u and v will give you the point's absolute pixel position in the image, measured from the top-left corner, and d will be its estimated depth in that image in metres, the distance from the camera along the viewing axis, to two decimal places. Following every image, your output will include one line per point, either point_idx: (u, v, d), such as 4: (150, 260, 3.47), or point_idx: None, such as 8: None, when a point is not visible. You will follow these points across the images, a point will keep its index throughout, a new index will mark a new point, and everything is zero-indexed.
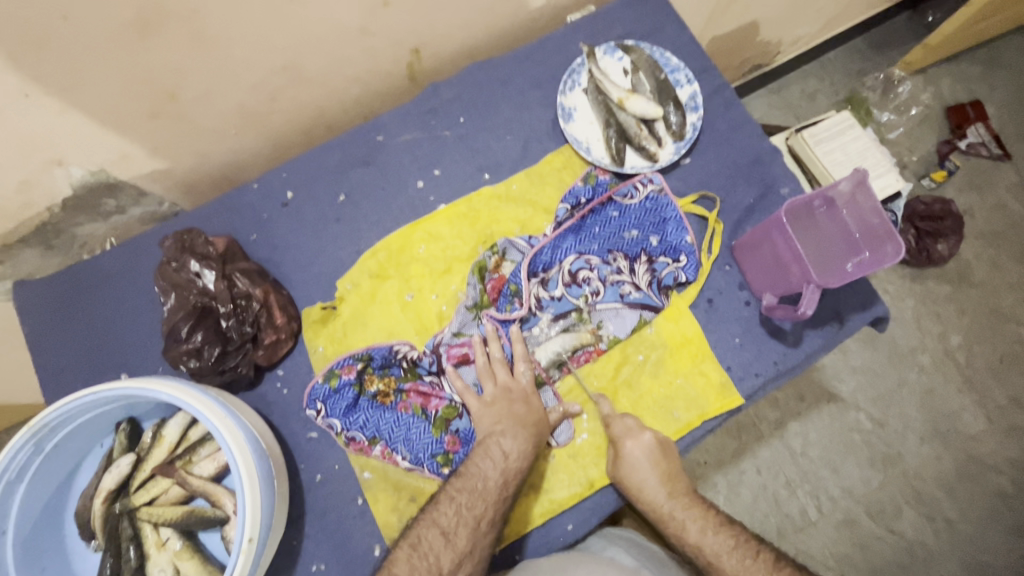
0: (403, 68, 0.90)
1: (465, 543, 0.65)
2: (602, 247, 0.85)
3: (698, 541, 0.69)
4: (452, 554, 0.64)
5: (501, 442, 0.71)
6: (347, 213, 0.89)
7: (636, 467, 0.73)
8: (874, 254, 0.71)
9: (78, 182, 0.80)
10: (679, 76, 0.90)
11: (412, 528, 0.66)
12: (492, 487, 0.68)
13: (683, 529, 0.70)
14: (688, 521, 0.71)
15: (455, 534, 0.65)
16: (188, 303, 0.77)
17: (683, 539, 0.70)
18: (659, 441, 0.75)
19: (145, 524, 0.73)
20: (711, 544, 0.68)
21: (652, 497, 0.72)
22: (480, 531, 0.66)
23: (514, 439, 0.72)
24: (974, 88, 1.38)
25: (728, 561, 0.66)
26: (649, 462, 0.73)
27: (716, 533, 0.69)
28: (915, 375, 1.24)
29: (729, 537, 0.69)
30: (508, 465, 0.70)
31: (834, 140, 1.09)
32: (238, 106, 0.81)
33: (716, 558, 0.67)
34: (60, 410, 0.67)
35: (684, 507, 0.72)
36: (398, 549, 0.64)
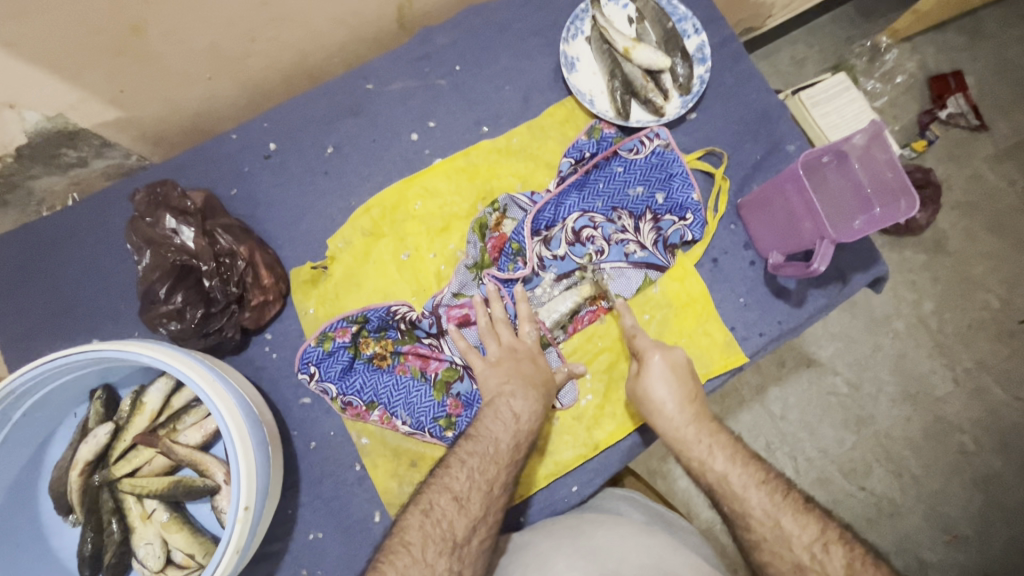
0: (393, 11, 0.83)
1: (479, 508, 0.62)
2: (606, 205, 0.82)
3: (726, 470, 0.64)
4: (466, 520, 0.61)
5: (510, 405, 0.69)
6: (335, 166, 0.83)
7: (658, 380, 0.72)
8: (886, 210, 0.70)
9: (32, 129, 0.72)
10: (686, 26, 0.86)
11: (423, 493, 0.63)
12: (504, 450, 0.66)
13: (708, 457, 0.66)
14: (717, 449, 0.67)
15: (467, 499, 0.62)
16: (166, 262, 0.71)
17: (707, 466, 0.66)
18: (688, 363, 0.74)
19: (128, 496, 0.68)
20: (739, 475, 0.64)
21: (672, 416, 0.70)
22: (493, 495, 0.64)
23: (525, 402, 0.70)
24: (973, 47, 1.34)
25: (755, 495, 0.61)
26: (671, 378, 0.72)
27: (744, 465, 0.65)
28: (889, 340, 1.24)
29: (759, 471, 0.64)
30: (518, 427, 0.68)
31: (830, 102, 1.07)
32: (212, 47, 0.73)
33: (742, 489, 0.62)
34: (28, 376, 0.61)
35: (709, 435, 0.68)
36: (409, 515, 0.61)
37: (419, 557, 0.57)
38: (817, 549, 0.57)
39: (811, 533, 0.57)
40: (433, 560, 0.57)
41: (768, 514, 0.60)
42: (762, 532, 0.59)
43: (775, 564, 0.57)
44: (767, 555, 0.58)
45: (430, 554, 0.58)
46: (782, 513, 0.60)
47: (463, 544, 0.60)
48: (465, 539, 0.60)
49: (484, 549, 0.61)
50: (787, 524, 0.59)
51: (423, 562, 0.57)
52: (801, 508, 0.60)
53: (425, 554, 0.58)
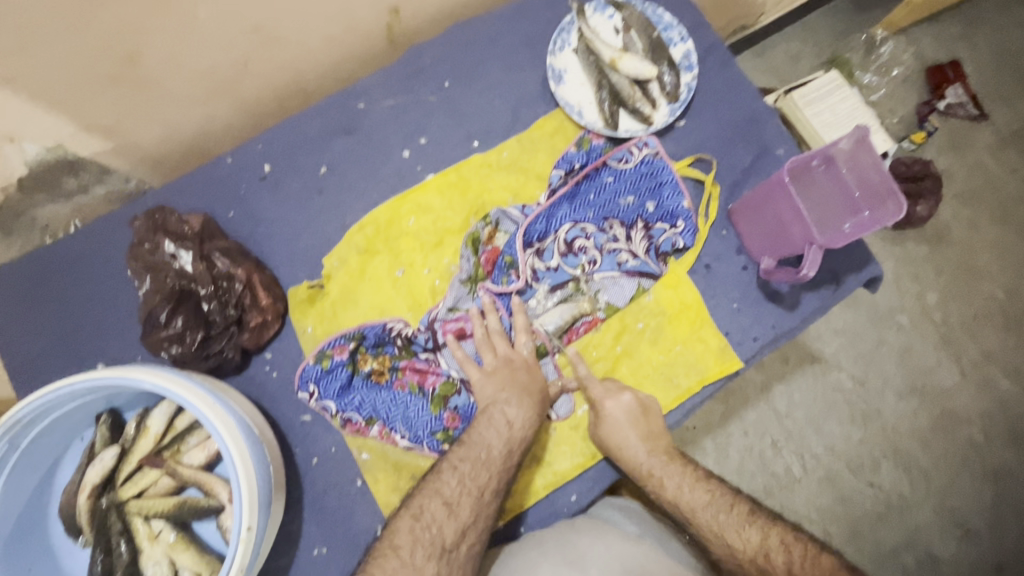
0: (382, 29, 0.85)
1: (469, 513, 0.64)
2: (598, 215, 0.83)
3: (676, 497, 0.69)
4: (456, 525, 0.62)
5: (503, 412, 0.70)
6: (329, 185, 0.84)
7: (615, 428, 0.73)
8: (875, 213, 0.70)
9: (33, 159, 0.73)
10: (672, 34, 0.86)
11: (414, 497, 0.64)
12: (496, 456, 0.67)
13: (660, 485, 0.70)
14: (667, 478, 0.70)
15: (458, 504, 0.64)
16: (165, 287, 0.74)
17: (661, 490, 0.70)
18: (643, 402, 0.75)
19: (136, 517, 0.70)
20: (687, 500, 0.68)
21: (630, 456, 0.72)
22: (484, 500, 0.65)
23: (519, 411, 0.71)
24: (969, 36, 1.33)
25: (703, 515, 0.67)
26: (628, 423, 0.73)
27: (692, 488, 0.69)
28: (893, 334, 1.23)
29: (704, 493, 0.69)
30: (512, 433, 0.70)
31: (823, 101, 1.06)
32: (206, 72, 0.74)
33: (692, 511, 0.68)
34: (34, 404, 0.63)
35: (662, 465, 0.72)
36: (400, 519, 0.63)
37: (407, 560, 0.60)
38: (760, 560, 0.62)
39: (753, 544, 0.63)
40: (421, 564, 0.60)
41: (715, 533, 0.65)
42: (717, 549, 0.65)
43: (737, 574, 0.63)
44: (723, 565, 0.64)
45: (418, 557, 0.60)
46: (728, 528, 0.65)
47: (452, 549, 0.61)
48: (454, 544, 0.62)
49: (474, 555, 0.63)
50: (732, 538, 0.64)
51: (412, 565, 0.59)
52: (745, 520, 0.65)
53: (413, 558, 0.60)
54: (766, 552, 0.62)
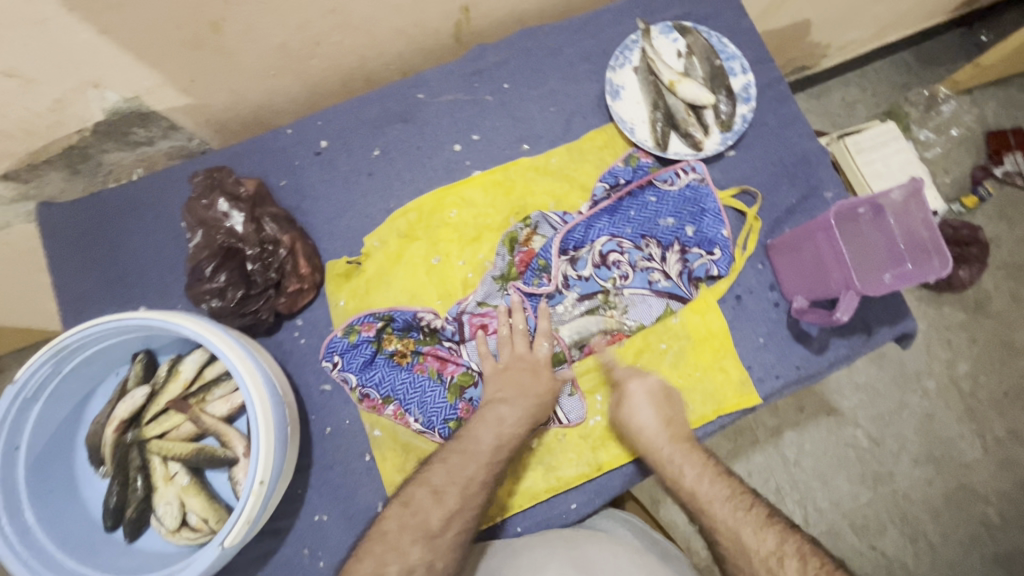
0: (451, 26, 0.88)
1: (456, 502, 0.65)
2: (636, 232, 0.83)
3: (694, 486, 0.68)
4: (441, 513, 0.64)
5: (495, 409, 0.71)
6: (380, 168, 0.87)
7: (639, 406, 0.74)
8: (918, 268, 0.70)
9: (111, 107, 0.78)
10: (733, 65, 0.87)
11: (406, 485, 0.67)
12: (483, 451, 0.68)
13: (680, 473, 0.69)
14: (686, 466, 0.69)
15: (445, 492, 0.65)
16: (215, 243, 0.76)
17: (679, 483, 0.69)
18: (666, 390, 0.76)
19: (155, 457, 0.73)
20: (705, 490, 0.67)
21: (652, 438, 0.72)
22: (472, 493, 0.66)
23: (513, 412, 0.72)
24: None
25: (719, 509, 0.65)
26: (650, 401, 0.75)
27: (711, 481, 0.68)
28: (918, 398, 1.21)
29: (725, 487, 0.67)
30: (503, 429, 0.70)
31: (875, 152, 1.05)
32: (281, 47, 0.78)
33: (708, 503, 0.66)
34: (81, 333, 0.66)
35: (684, 452, 0.71)
36: (390, 506, 0.65)
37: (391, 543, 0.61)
38: (772, 562, 0.59)
39: (768, 546, 0.60)
40: (406, 547, 0.61)
41: (729, 528, 0.63)
42: (724, 546, 0.63)
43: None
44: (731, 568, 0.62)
45: (404, 541, 0.61)
46: (743, 526, 0.63)
47: (438, 535, 0.63)
48: (440, 531, 0.63)
49: (460, 544, 0.63)
50: (747, 536, 0.62)
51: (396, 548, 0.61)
52: (765, 523, 0.62)
53: (398, 541, 0.61)
54: (779, 559, 0.59)
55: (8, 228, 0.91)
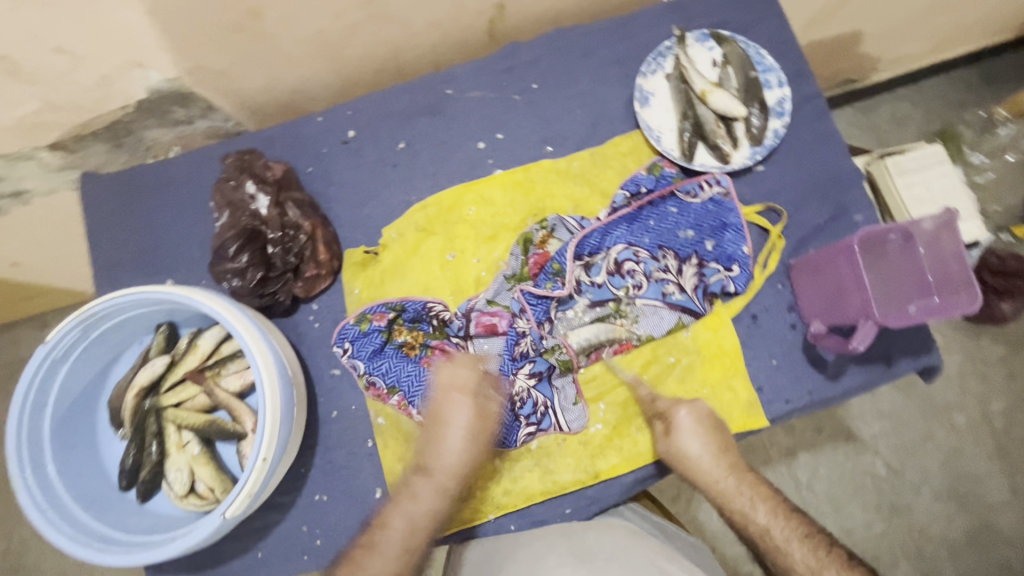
0: (485, 22, 0.88)
1: None
2: (653, 242, 0.82)
3: (767, 524, 0.67)
4: None
5: (413, 487, 0.70)
6: (404, 160, 0.89)
7: (687, 437, 0.73)
8: (944, 301, 0.66)
9: (153, 86, 0.81)
10: (770, 77, 0.85)
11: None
12: (393, 540, 0.67)
13: (750, 509, 0.69)
14: (758, 501, 0.69)
15: None
16: (239, 223, 0.78)
17: (749, 519, 0.68)
18: (712, 412, 0.75)
19: (170, 424, 0.76)
20: (781, 529, 0.66)
21: (709, 470, 0.71)
22: None
23: (432, 487, 0.70)
24: None
25: (798, 549, 0.64)
26: (698, 431, 0.73)
27: (787, 518, 0.67)
28: (945, 432, 1.16)
29: (800, 525, 0.66)
30: (416, 513, 0.69)
31: (919, 173, 0.99)
32: (317, 35, 0.80)
33: (785, 543, 0.65)
34: (110, 301, 0.69)
35: (749, 487, 0.70)
36: None
37: None
38: None
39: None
40: None
41: (811, 570, 0.61)
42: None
43: None
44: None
45: None
46: (826, 570, 0.61)
47: None
48: None
49: None
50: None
51: None
52: (846, 565, 0.61)
53: None
54: None
55: (54, 193, 0.96)
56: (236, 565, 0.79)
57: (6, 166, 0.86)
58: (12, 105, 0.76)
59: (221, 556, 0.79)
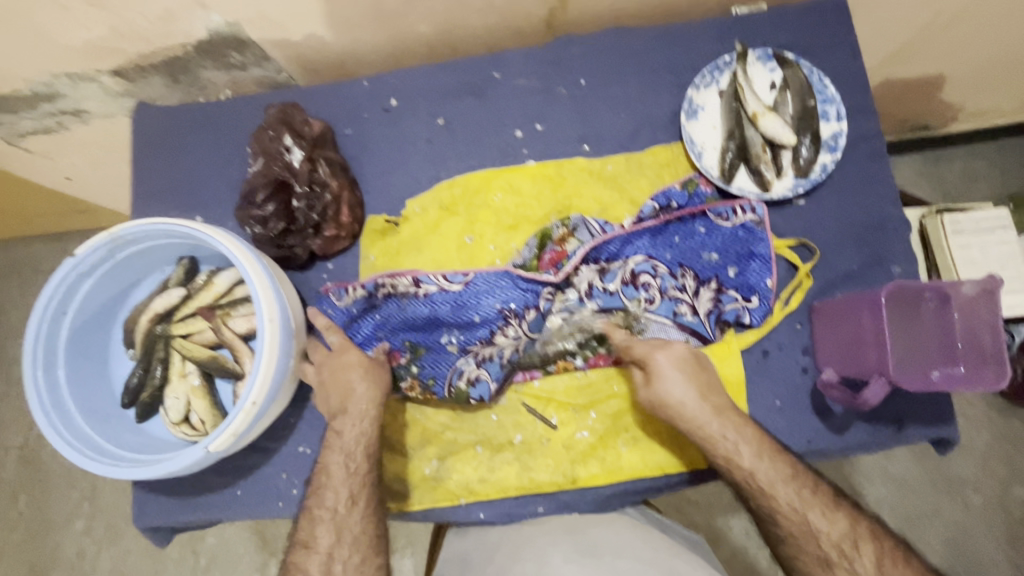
0: (545, 11, 0.87)
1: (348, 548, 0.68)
2: (675, 259, 0.80)
3: (753, 467, 0.66)
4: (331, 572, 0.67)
5: (333, 431, 0.73)
6: (439, 137, 0.89)
7: (670, 380, 0.70)
8: (969, 374, 0.64)
9: (213, 28, 0.83)
10: (828, 109, 0.81)
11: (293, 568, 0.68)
12: (337, 474, 0.71)
13: (734, 453, 0.67)
14: (743, 445, 0.67)
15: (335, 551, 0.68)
16: (271, 173, 0.81)
17: (734, 462, 0.67)
18: (693, 351, 0.72)
19: (176, 353, 0.80)
20: (766, 472, 0.66)
21: (695, 414, 0.69)
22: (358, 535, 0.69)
23: (354, 424, 0.73)
24: None
25: (783, 491, 0.65)
26: (681, 371, 0.70)
27: (772, 460, 0.67)
28: (955, 510, 1.10)
29: (786, 466, 0.67)
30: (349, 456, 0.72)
31: (976, 235, 0.92)
32: (374, 1, 0.80)
33: (771, 485, 0.66)
34: (138, 227, 0.72)
35: (734, 427, 0.68)
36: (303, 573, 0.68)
37: None
38: (847, 548, 0.63)
39: (839, 528, 0.64)
40: None
41: (795, 511, 0.65)
42: (789, 529, 0.65)
43: (800, 557, 0.64)
44: (794, 548, 0.65)
45: None
46: (810, 509, 0.65)
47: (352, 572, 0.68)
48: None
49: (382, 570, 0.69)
50: (816, 520, 0.64)
51: None
52: (832, 504, 0.65)
53: None
54: (852, 540, 0.63)
55: (111, 118, 1.01)
56: (216, 498, 0.82)
57: (70, 85, 0.91)
58: (81, 27, 0.79)
59: (203, 487, 0.82)
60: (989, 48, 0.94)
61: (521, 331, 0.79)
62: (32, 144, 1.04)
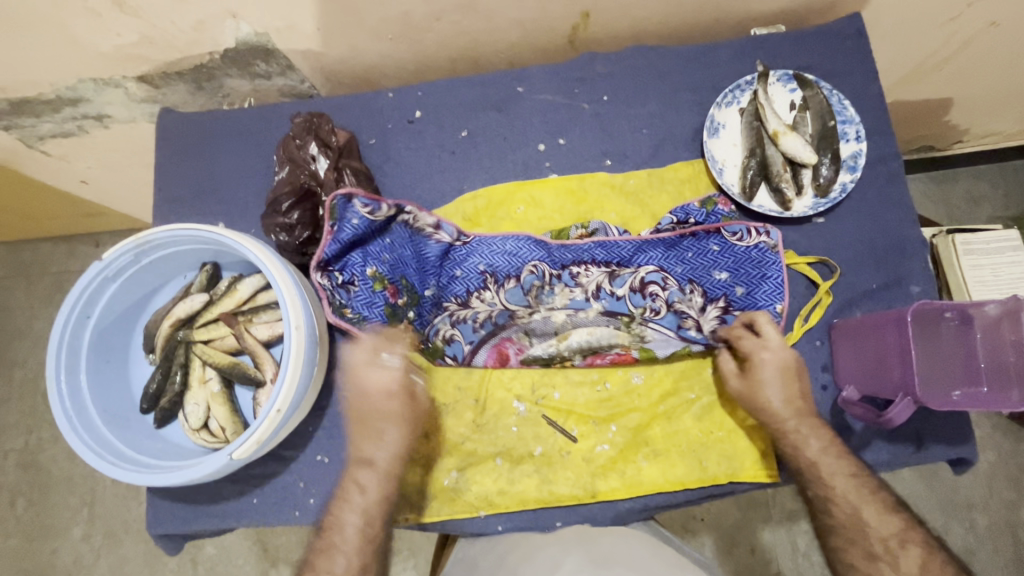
0: (568, 28, 0.88)
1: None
2: (684, 274, 0.81)
3: (817, 458, 0.70)
4: None
5: (357, 482, 0.71)
6: (463, 149, 0.90)
7: (769, 380, 0.73)
8: (994, 394, 0.64)
9: (241, 38, 0.85)
10: (848, 129, 0.82)
11: None
12: (351, 536, 0.69)
13: (804, 444, 0.71)
14: (812, 438, 0.71)
15: None
16: (297, 182, 0.83)
17: (800, 452, 0.71)
18: (799, 363, 0.74)
19: (196, 359, 0.80)
20: (830, 465, 0.69)
21: (779, 411, 0.73)
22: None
23: (380, 478, 0.72)
24: None
25: (842, 485, 0.68)
26: (780, 375, 0.73)
27: (839, 457, 0.70)
28: (961, 530, 1.10)
29: (850, 465, 0.69)
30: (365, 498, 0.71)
31: (988, 256, 0.93)
32: (402, 15, 0.82)
33: (830, 477, 0.69)
34: (165, 233, 0.73)
35: (809, 425, 0.72)
36: None
37: None
38: (894, 546, 0.64)
39: (891, 528, 0.65)
40: None
41: (849, 503, 0.67)
42: (840, 518, 0.67)
43: (847, 548, 0.66)
44: (841, 540, 0.67)
45: None
46: (864, 505, 0.67)
47: None
48: None
49: None
50: (868, 515, 0.66)
51: None
52: (887, 508, 0.67)
53: None
54: (901, 541, 0.64)
55: (133, 123, 1.01)
56: (232, 506, 0.81)
57: (95, 90, 0.91)
58: (112, 34, 0.80)
59: (218, 495, 0.81)
60: (1000, 73, 0.96)
61: (496, 298, 0.82)
62: (51, 147, 1.04)
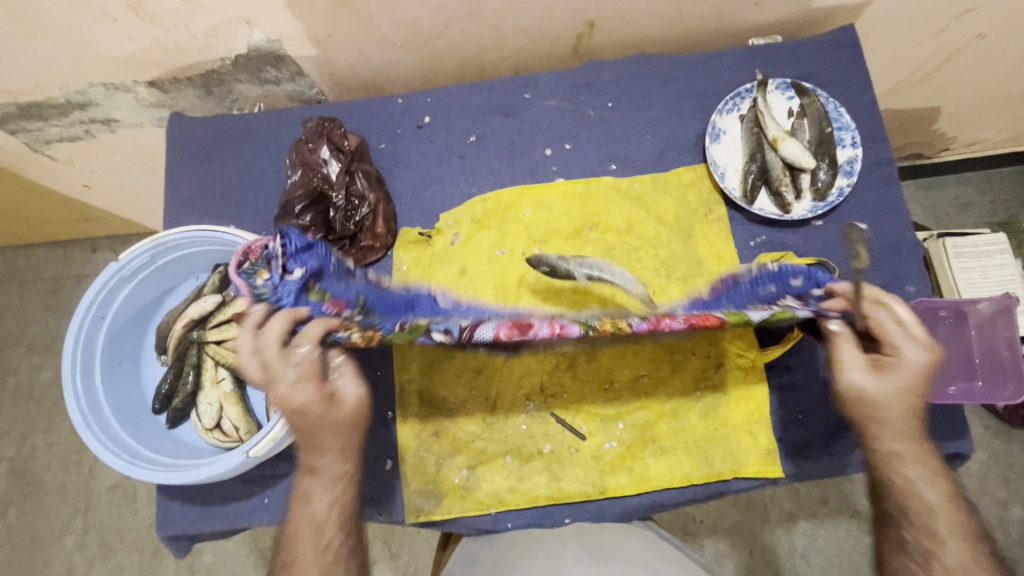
0: (572, 37, 0.91)
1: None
2: (738, 304, 0.72)
3: (919, 484, 0.63)
4: None
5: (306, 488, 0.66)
6: (472, 153, 0.91)
7: (889, 378, 0.63)
8: (988, 389, 0.67)
9: (254, 44, 0.86)
10: (845, 135, 0.85)
11: None
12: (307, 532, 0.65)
13: (909, 462, 0.64)
14: (924, 464, 0.63)
15: None
16: (309, 184, 0.84)
17: (902, 470, 0.64)
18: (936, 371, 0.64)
19: (209, 359, 0.80)
20: (936, 495, 0.63)
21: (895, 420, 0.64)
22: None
23: (329, 479, 0.65)
24: None
25: (942, 519, 0.62)
26: (909, 378, 0.63)
27: (944, 488, 0.63)
28: None
29: (955, 504, 0.63)
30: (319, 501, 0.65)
31: (977, 258, 0.96)
32: (413, 22, 0.84)
33: (930, 506, 0.63)
34: (181, 234, 0.74)
35: (922, 446, 0.64)
36: None
37: None
38: None
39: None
40: None
41: (944, 538, 0.62)
42: (921, 548, 0.62)
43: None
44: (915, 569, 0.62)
45: None
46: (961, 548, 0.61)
47: None
48: None
49: None
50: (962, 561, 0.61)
51: None
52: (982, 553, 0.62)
53: None
54: None
55: (140, 127, 1.02)
56: (242, 506, 0.81)
57: (105, 95, 0.93)
58: (126, 39, 0.82)
59: (229, 495, 0.82)
60: (987, 83, 1.00)
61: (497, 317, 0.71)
62: (56, 151, 1.05)
